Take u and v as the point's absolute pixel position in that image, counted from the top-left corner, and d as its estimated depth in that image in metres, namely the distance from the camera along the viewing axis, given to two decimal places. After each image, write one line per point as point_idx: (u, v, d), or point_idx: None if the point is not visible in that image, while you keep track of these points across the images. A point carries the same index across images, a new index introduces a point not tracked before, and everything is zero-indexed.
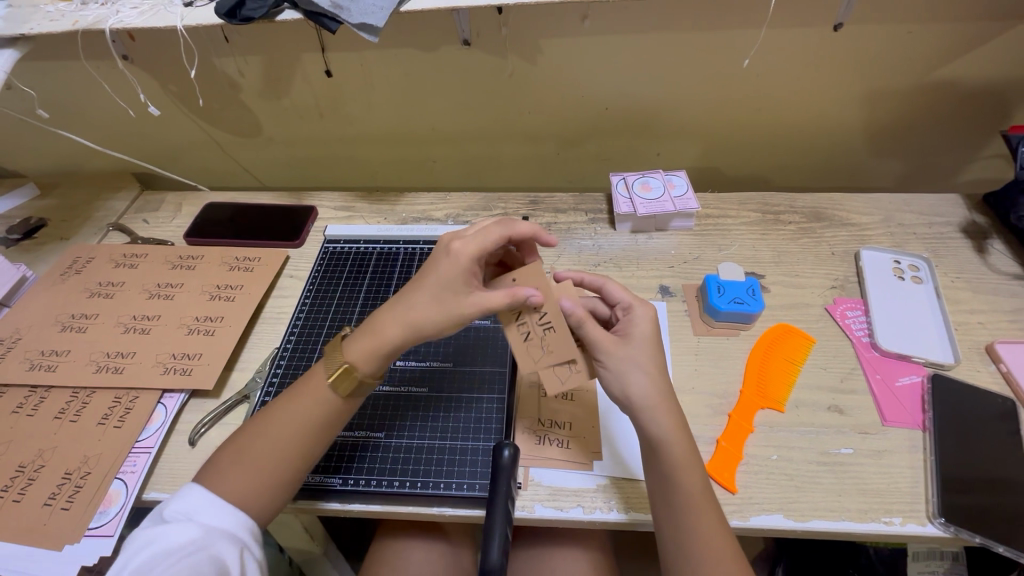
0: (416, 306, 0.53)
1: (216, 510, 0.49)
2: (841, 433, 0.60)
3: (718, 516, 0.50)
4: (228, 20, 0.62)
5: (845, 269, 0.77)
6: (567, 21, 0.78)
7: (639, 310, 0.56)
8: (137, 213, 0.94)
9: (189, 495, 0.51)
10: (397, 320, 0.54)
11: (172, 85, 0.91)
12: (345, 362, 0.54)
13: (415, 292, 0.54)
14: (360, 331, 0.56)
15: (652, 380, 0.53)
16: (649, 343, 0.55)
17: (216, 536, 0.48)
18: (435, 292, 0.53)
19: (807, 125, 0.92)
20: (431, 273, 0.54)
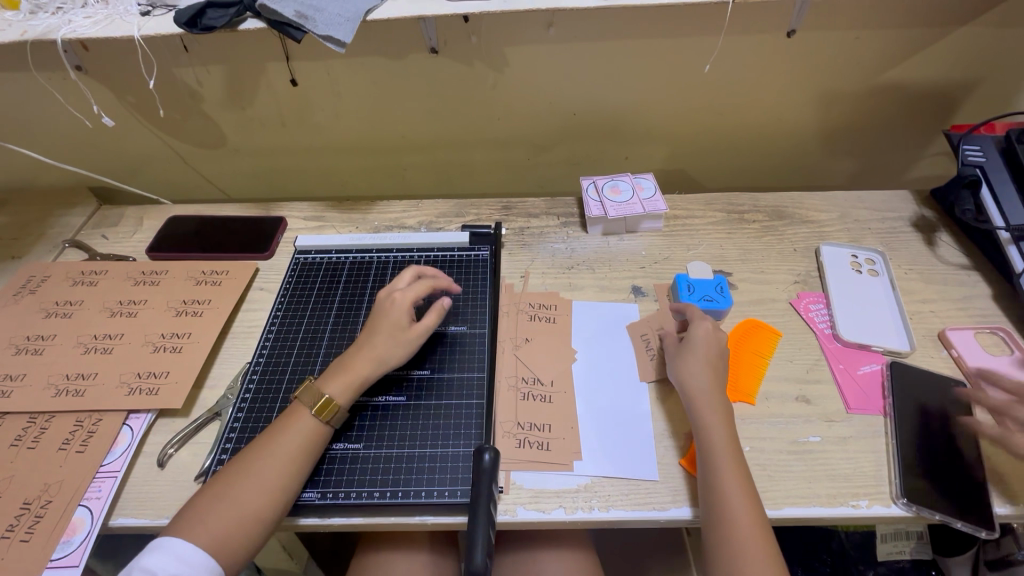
0: (376, 344, 0.62)
1: (180, 562, 0.47)
2: (808, 422, 0.63)
3: (748, 488, 0.54)
4: (189, 29, 0.60)
5: (807, 264, 0.81)
6: (533, 29, 0.79)
7: (699, 322, 0.65)
8: (95, 228, 0.90)
9: (156, 547, 0.48)
10: (366, 357, 0.61)
11: (130, 96, 0.88)
12: (327, 395, 0.58)
13: (370, 335, 0.63)
14: (329, 373, 0.61)
15: (706, 376, 0.61)
16: (707, 343, 0.63)
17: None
18: (389, 330, 0.63)
19: (767, 127, 0.95)
20: (380, 317, 0.64)
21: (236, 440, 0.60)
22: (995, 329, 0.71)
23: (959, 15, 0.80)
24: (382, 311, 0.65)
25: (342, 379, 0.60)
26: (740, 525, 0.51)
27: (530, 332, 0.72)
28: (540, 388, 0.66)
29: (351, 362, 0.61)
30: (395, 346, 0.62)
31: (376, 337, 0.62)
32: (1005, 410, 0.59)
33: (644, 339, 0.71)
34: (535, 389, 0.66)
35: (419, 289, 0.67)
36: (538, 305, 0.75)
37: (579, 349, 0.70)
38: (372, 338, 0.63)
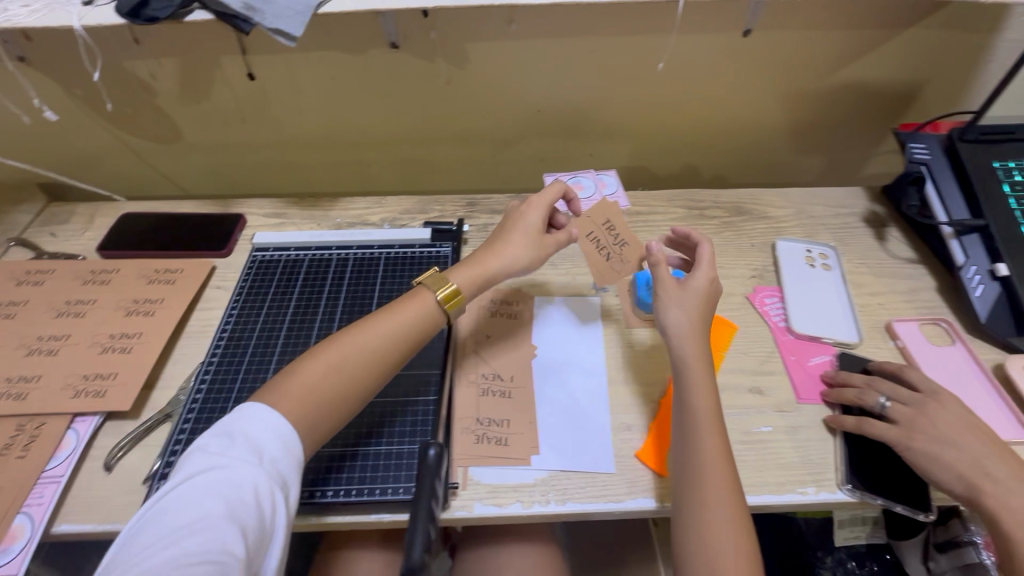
0: (505, 248, 0.66)
1: (266, 447, 0.49)
2: (761, 412, 0.64)
3: (721, 439, 0.55)
4: (131, 20, 0.58)
5: (764, 259, 0.82)
6: (492, 25, 0.79)
7: (703, 266, 0.64)
8: (43, 226, 0.87)
9: (255, 418, 0.51)
10: (497, 256, 0.66)
11: (78, 89, 0.85)
12: (452, 283, 0.63)
13: (506, 235, 0.67)
14: (458, 263, 0.66)
15: (690, 325, 0.60)
16: (698, 296, 0.62)
17: (260, 475, 0.47)
18: (527, 233, 0.67)
19: (728, 125, 0.97)
20: (519, 220, 0.68)
21: (185, 442, 0.59)
22: (938, 319, 0.73)
23: (905, 18, 0.83)
24: (520, 215, 0.68)
25: (470, 269, 0.65)
26: (716, 508, 0.51)
27: (491, 328, 0.72)
28: (500, 383, 0.66)
29: (480, 255, 0.66)
30: (526, 254, 0.66)
31: (508, 239, 0.66)
32: (865, 399, 0.62)
33: (592, 237, 0.70)
34: (494, 384, 0.66)
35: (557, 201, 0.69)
36: (502, 300, 0.75)
37: (540, 344, 0.71)
38: (507, 237, 0.67)
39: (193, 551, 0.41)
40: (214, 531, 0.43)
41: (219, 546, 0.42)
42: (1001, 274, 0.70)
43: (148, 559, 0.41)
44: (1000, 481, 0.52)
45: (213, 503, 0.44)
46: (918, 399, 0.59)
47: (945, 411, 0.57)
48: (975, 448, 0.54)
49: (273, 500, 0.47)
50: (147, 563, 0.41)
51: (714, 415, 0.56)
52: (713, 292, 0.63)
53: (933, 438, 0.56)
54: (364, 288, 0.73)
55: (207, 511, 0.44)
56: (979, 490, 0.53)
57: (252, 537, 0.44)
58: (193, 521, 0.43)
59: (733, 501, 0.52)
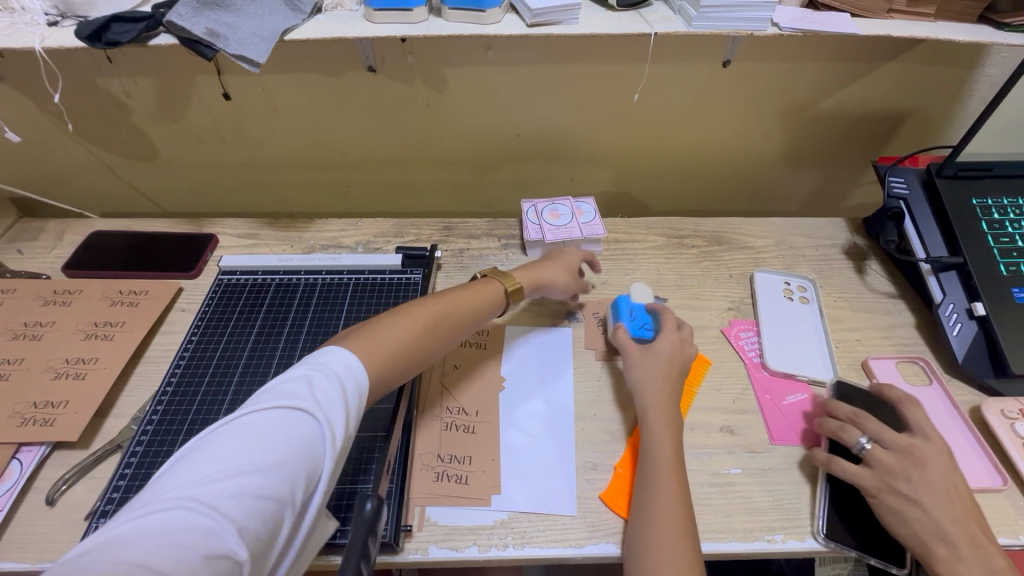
0: (556, 270, 0.74)
1: (350, 402, 0.47)
2: (731, 453, 0.63)
3: (680, 490, 0.55)
4: (92, 44, 0.57)
5: (741, 291, 0.81)
6: (470, 51, 0.79)
7: (667, 330, 0.67)
8: (11, 243, 0.86)
9: (348, 370, 0.49)
10: (546, 271, 0.73)
11: (49, 105, 0.84)
12: (519, 283, 0.70)
13: (553, 260, 0.76)
14: (523, 268, 0.73)
15: (654, 382, 0.62)
16: (665, 358, 0.64)
17: (343, 427, 0.45)
18: (573, 263, 0.76)
19: (709, 153, 0.97)
20: (568, 257, 0.77)
21: (130, 477, 0.57)
22: (915, 358, 0.72)
23: (884, 52, 0.83)
24: (569, 254, 0.78)
25: (526, 273, 0.72)
26: (664, 562, 0.49)
27: (458, 359, 0.70)
28: (464, 417, 0.64)
29: (533, 265, 0.74)
30: (568, 281, 0.74)
31: (560, 261, 0.75)
32: (844, 435, 0.58)
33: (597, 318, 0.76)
34: (458, 419, 0.64)
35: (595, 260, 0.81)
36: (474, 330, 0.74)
37: (508, 377, 0.69)
38: (555, 261, 0.76)
39: (273, 479, 0.39)
40: (297, 465, 0.40)
41: (294, 484, 0.40)
42: (977, 313, 0.68)
43: (236, 472, 0.38)
44: (957, 549, 0.50)
45: (301, 436, 0.42)
46: (903, 447, 0.55)
47: (928, 469, 0.53)
48: (942, 508, 0.52)
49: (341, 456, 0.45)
50: (237, 474, 0.38)
51: (675, 463, 0.56)
52: (687, 347, 0.67)
53: (901, 494, 0.53)
54: (329, 315, 0.71)
55: (295, 437, 0.41)
56: (932, 552, 0.51)
57: (316, 478, 0.42)
58: (280, 450, 0.40)
59: (688, 543, 0.51)
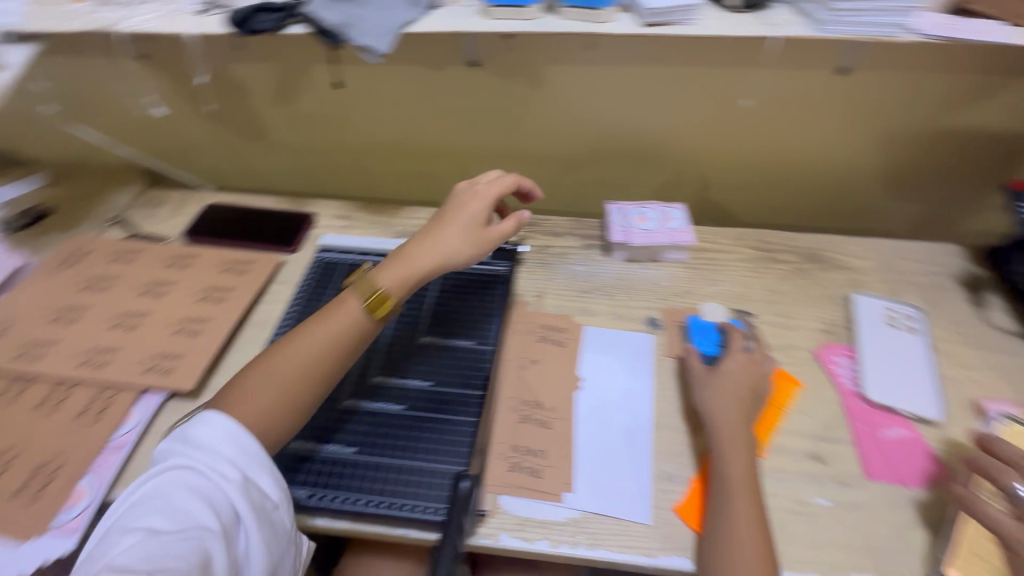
0: (436, 243, 0.63)
1: (235, 441, 0.50)
2: (819, 482, 0.59)
3: (757, 517, 0.53)
4: (237, 31, 0.63)
5: (837, 313, 0.77)
6: (572, 50, 0.79)
7: (735, 352, 0.66)
8: (140, 208, 0.96)
9: (212, 419, 0.51)
10: (427, 250, 0.62)
11: (184, 87, 0.92)
12: (383, 287, 0.60)
13: (447, 226, 0.64)
14: (387, 261, 0.62)
15: (728, 404, 0.61)
16: (733, 378, 0.63)
17: (235, 463, 0.49)
18: (468, 224, 0.64)
19: (809, 167, 0.92)
20: (452, 217, 0.65)
21: None
22: None
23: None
24: (456, 210, 0.66)
25: (394, 266, 0.61)
26: None
27: (536, 354, 0.71)
28: (542, 412, 0.65)
29: (419, 245, 0.63)
30: (464, 244, 0.64)
31: (448, 227, 0.64)
32: (998, 476, 0.52)
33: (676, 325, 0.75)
34: (536, 413, 0.65)
35: (498, 191, 0.67)
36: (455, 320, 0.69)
37: (585, 376, 0.69)
38: (448, 228, 0.64)
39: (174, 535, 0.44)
40: (192, 513, 0.45)
41: (200, 528, 0.45)
42: None
43: (140, 540, 0.44)
44: None
45: (185, 496, 0.46)
46: None
47: None
48: None
49: (254, 484, 0.49)
50: (142, 541, 0.44)
51: (749, 486, 0.55)
52: (756, 368, 0.65)
53: None
54: (417, 298, 0.74)
55: (181, 498, 0.46)
56: None
57: (220, 516, 0.46)
58: (173, 508, 0.45)
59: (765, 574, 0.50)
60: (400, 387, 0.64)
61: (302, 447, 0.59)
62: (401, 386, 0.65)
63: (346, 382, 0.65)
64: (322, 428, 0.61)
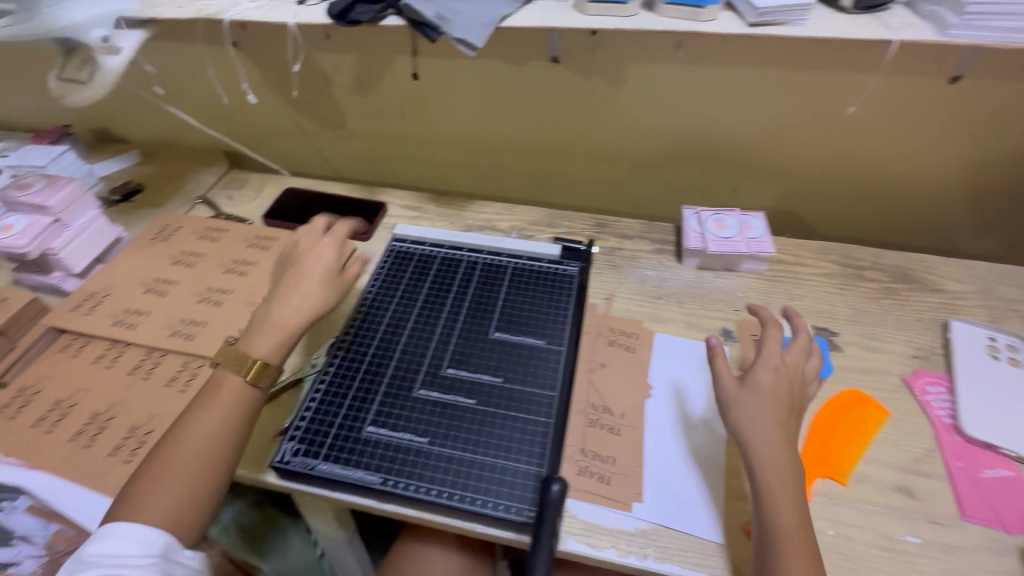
0: (284, 304, 0.62)
1: (139, 538, 0.48)
2: (909, 518, 0.56)
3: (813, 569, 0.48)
4: (338, 21, 0.65)
5: (931, 339, 0.72)
6: (660, 48, 0.77)
7: (764, 358, 0.58)
8: (223, 189, 1.00)
9: (113, 529, 0.49)
10: (298, 307, 0.61)
11: (272, 74, 0.95)
12: (258, 358, 0.58)
13: (301, 278, 0.64)
14: (253, 330, 0.60)
15: (762, 426, 0.54)
16: (770, 395, 0.55)
17: (145, 552, 0.48)
18: (323, 275, 0.64)
19: (902, 183, 0.86)
20: (295, 277, 0.64)
21: (314, 410, 0.62)
22: None
23: None
24: (296, 269, 0.65)
25: (264, 332, 0.60)
26: None
27: (606, 358, 0.69)
28: (611, 417, 0.64)
29: (283, 298, 0.62)
30: (304, 303, 0.62)
31: (299, 277, 0.64)
32: None
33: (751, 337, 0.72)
34: (604, 417, 0.64)
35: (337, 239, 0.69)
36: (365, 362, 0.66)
37: (655, 385, 0.67)
38: (305, 280, 0.64)
39: None
40: None
41: None
42: None
43: None
44: None
45: None
46: None
47: None
48: None
49: (176, 564, 0.49)
50: None
51: (799, 532, 0.50)
52: (791, 376, 0.57)
53: None
54: (488, 293, 0.75)
55: None
56: None
57: None
58: None
59: None
60: (471, 380, 0.65)
61: (376, 433, 0.60)
62: (472, 378, 0.65)
63: (419, 373, 0.66)
64: (394, 415, 0.62)
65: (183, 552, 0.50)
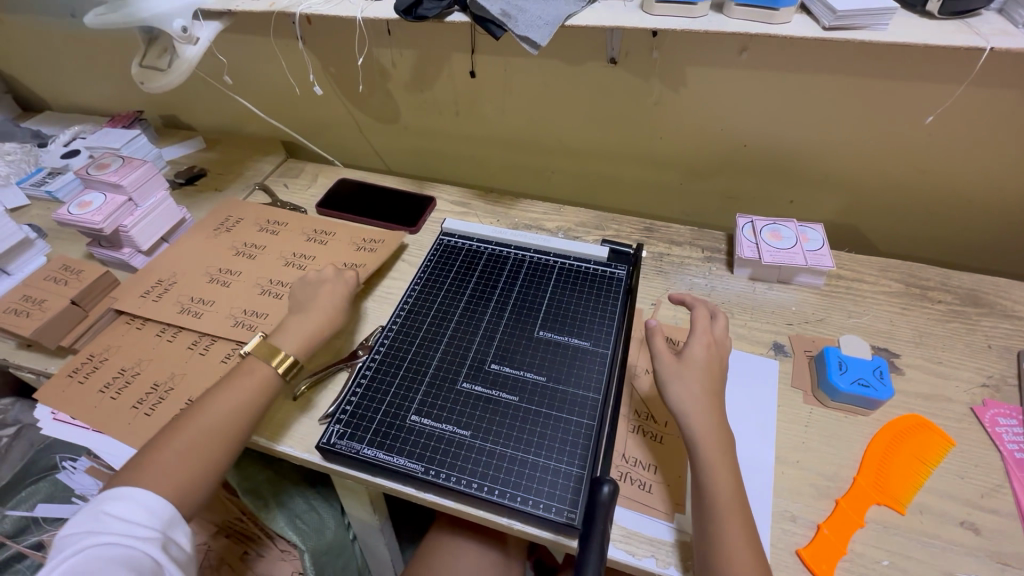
0: (310, 315, 0.68)
1: (150, 508, 0.51)
2: (973, 556, 0.52)
3: (750, 535, 0.49)
4: (404, 17, 0.66)
5: (1004, 367, 0.67)
6: (723, 51, 0.75)
7: (698, 335, 0.61)
8: (280, 177, 1.04)
9: (121, 496, 0.51)
10: (323, 314, 0.68)
11: (333, 68, 0.98)
12: (287, 352, 0.64)
13: (323, 293, 0.71)
14: (280, 333, 0.66)
15: (696, 395, 0.56)
16: (702, 367, 0.58)
17: (152, 524, 0.50)
18: (342, 292, 0.72)
19: (978, 201, 0.81)
20: (328, 292, 0.71)
21: (360, 394, 0.64)
22: None
23: None
24: (329, 286, 0.72)
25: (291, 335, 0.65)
26: None
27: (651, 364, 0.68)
28: (654, 424, 0.62)
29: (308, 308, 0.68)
30: (334, 318, 0.68)
31: (321, 292, 0.70)
32: None
33: (806, 354, 0.69)
34: (647, 424, 0.63)
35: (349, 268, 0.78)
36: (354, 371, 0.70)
37: None
38: (327, 294, 0.71)
39: None
40: None
41: None
42: None
43: None
44: None
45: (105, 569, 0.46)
46: None
47: None
48: None
49: (172, 544, 0.51)
50: None
51: (737, 505, 0.51)
52: (720, 350, 0.61)
53: None
54: (534, 292, 0.75)
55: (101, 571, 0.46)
56: None
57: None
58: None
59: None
60: (513, 375, 0.65)
61: (418, 422, 0.61)
62: (514, 374, 0.65)
63: (463, 366, 0.66)
64: (435, 404, 0.63)
65: (180, 533, 0.52)
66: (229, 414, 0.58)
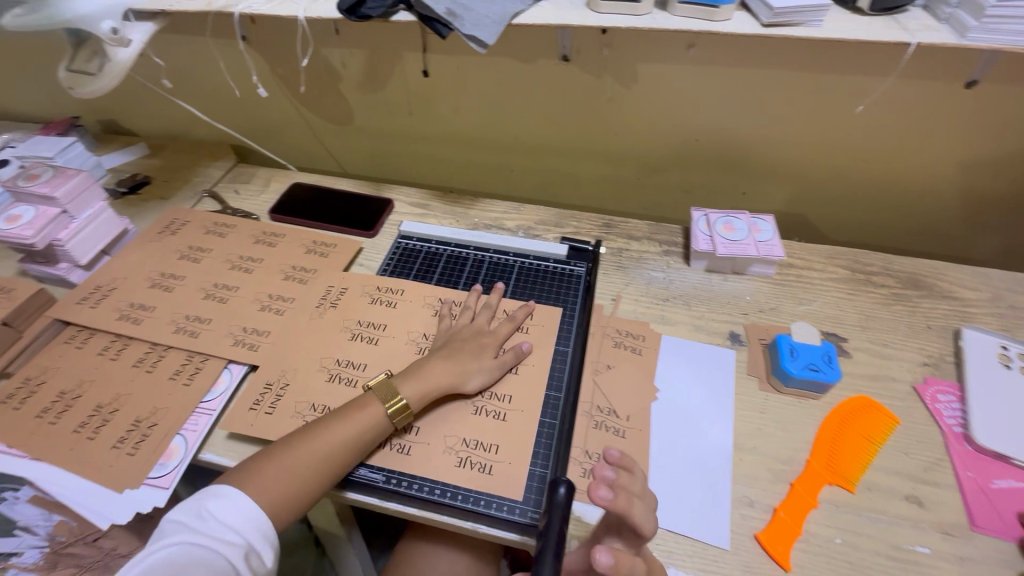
0: (436, 363, 0.62)
1: (245, 514, 0.50)
2: (918, 528, 0.55)
3: None
4: (348, 16, 0.65)
5: (942, 346, 0.71)
6: (672, 48, 0.76)
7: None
8: (230, 183, 1.00)
9: (223, 494, 0.51)
10: (448, 366, 0.62)
11: (281, 68, 0.95)
12: (404, 398, 0.59)
13: (474, 345, 0.65)
14: (405, 375, 0.61)
15: None
16: None
17: (240, 530, 0.49)
18: (484, 344, 0.65)
19: (915, 188, 0.85)
20: (469, 343, 0.65)
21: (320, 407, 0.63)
22: None
23: None
24: (465, 337, 0.66)
25: (417, 380, 0.60)
26: None
27: (612, 359, 0.68)
28: (616, 419, 0.63)
29: (457, 357, 0.63)
30: (458, 368, 0.62)
31: (470, 346, 0.64)
32: None
33: (760, 342, 0.71)
34: (609, 419, 0.63)
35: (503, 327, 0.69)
36: (477, 442, 0.59)
37: (661, 388, 0.66)
38: (466, 346, 0.64)
39: None
40: None
41: None
42: None
43: None
44: None
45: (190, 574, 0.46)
46: None
47: None
48: None
49: (256, 553, 0.49)
50: None
51: None
52: None
53: None
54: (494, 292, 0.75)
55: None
56: None
57: None
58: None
59: None
60: None
61: None
62: None
63: None
64: None
65: (268, 543, 0.50)
66: (322, 441, 0.55)
